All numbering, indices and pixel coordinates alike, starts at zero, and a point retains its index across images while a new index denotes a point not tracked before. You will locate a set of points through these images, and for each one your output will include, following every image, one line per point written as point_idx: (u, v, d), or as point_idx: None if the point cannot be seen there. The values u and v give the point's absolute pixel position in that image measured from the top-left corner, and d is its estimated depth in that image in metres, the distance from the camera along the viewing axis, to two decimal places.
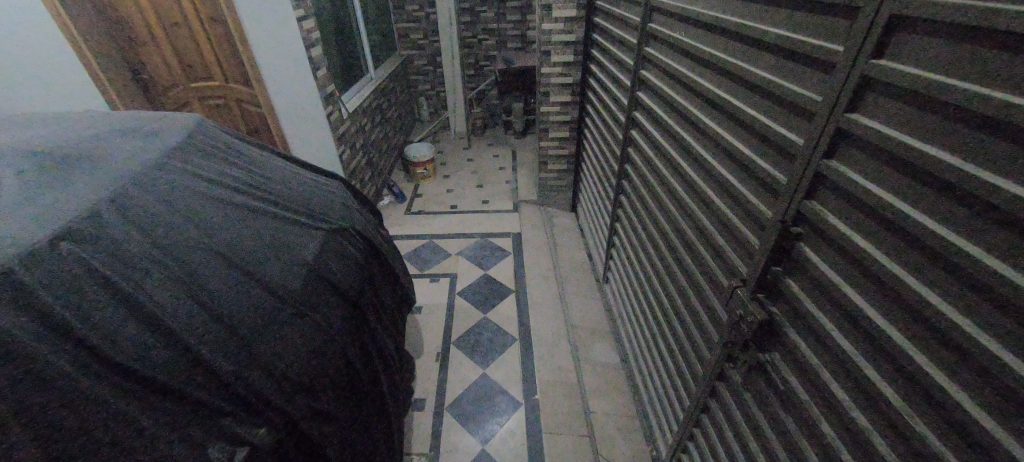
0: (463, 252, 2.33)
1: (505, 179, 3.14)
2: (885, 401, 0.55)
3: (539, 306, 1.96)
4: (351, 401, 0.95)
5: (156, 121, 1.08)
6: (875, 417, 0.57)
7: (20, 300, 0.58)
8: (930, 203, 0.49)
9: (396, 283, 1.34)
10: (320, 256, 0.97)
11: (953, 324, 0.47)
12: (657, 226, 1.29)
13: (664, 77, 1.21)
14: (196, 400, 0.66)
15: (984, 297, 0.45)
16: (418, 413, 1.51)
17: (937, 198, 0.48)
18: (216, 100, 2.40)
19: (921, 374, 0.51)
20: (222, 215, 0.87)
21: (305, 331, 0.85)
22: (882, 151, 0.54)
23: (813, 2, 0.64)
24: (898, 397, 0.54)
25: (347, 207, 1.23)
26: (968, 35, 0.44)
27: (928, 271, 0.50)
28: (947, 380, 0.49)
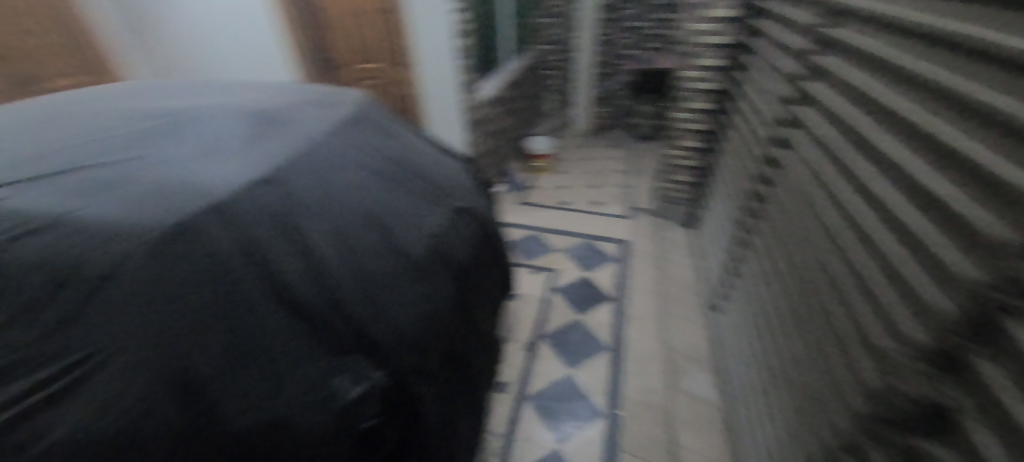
0: (567, 250, 2.33)
1: (621, 183, 3.04)
2: None
3: (637, 319, 1.87)
4: (450, 369, 1.00)
5: (331, 95, 1.27)
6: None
7: (227, 223, 0.74)
8: None
9: (499, 268, 1.39)
10: (442, 230, 1.05)
11: None
12: (798, 261, 1.13)
13: (841, 92, 1.04)
14: (330, 334, 0.77)
15: None
16: (500, 393, 1.57)
17: None
18: (372, 81, 2.65)
19: None
20: (371, 180, 0.99)
21: (423, 295, 0.92)
22: None
23: None
24: None
25: (468, 189, 1.31)
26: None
27: None
28: None
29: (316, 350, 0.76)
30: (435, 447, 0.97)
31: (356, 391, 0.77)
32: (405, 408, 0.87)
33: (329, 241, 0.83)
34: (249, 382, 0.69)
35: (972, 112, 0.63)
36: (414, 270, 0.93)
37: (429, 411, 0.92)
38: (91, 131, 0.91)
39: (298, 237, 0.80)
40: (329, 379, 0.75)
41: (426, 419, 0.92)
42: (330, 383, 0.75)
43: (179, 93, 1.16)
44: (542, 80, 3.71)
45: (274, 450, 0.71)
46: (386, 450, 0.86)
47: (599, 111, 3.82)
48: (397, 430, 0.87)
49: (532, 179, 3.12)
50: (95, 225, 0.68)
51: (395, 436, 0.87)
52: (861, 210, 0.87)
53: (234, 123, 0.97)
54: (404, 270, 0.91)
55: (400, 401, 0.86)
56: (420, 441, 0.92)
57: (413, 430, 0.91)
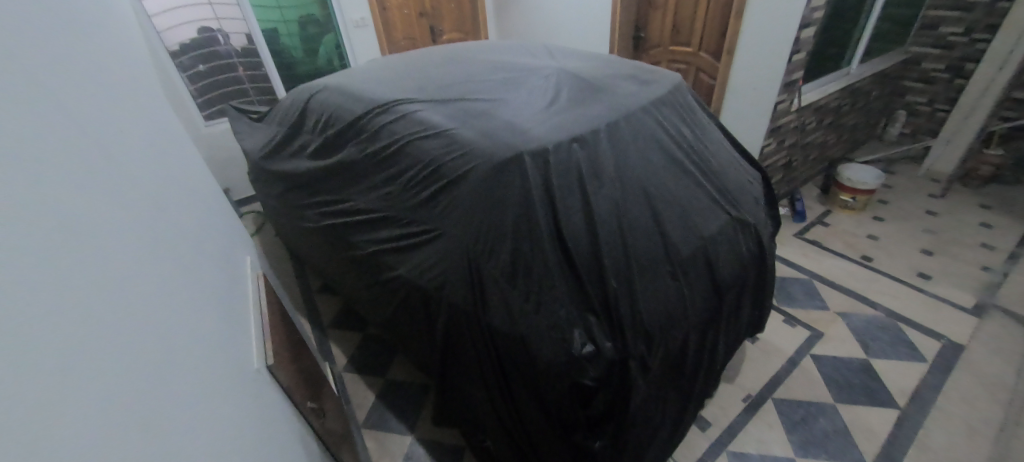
0: (849, 317, 1.78)
1: (983, 263, 2.05)
2: None
3: (935, 455, 1.30)
4: (669, 376, 0.95)
5: (648, 73, 1.28)
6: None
7: (544, 168, 0.87)
8: None
9: (756, 300, 1.19)
10: (715, 237, 0.95)
11: None
12: None
13: None
14: (582, 289, 0.84)
15: None
16: (696, 428, 1.40)
17: None
18: (678, 64, 2.55)
19: None
20: (664, 164, 0.98)
21: (674, 293, 0.89)
22: None
23: None
24: None
25: (758, 204, 1.13)
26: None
27: None
28: None
29: (569, 297, 0.83)
30: (627, 441, 0.95)
31: (585, 349, 0.82)
32: (618, 388, 0.87)
33: (610, 209, 0.87)
34: (515, 296, 0.84)
35: None
36: (675, 266, 0.89)
37: (637, 404, 0.89)
38: (476, 73, 1.21)
39: (588, 196, 0.87)
40: (568, 328, 0.83)
41: (632, 409, 0.90)
42: (569, 330, 0.83)
43: (532, 53, 1.40)
44: (899, 93, 2.89)
45: (512, 355, 0.87)
46: (589, 415, 0.89)
47: None
48: (604, 404, 0.88)
49: (829, 215, 2.46)
50: (464, 142, 0.93)
51: (600, 408, 0.89)
52: None
53: (567, 84, 1.12)
54: (664, 262, 0.88)
55: (617, 379, 0.86)
56: (617, 427, 0.92)
57: (616, 413, 0.90)
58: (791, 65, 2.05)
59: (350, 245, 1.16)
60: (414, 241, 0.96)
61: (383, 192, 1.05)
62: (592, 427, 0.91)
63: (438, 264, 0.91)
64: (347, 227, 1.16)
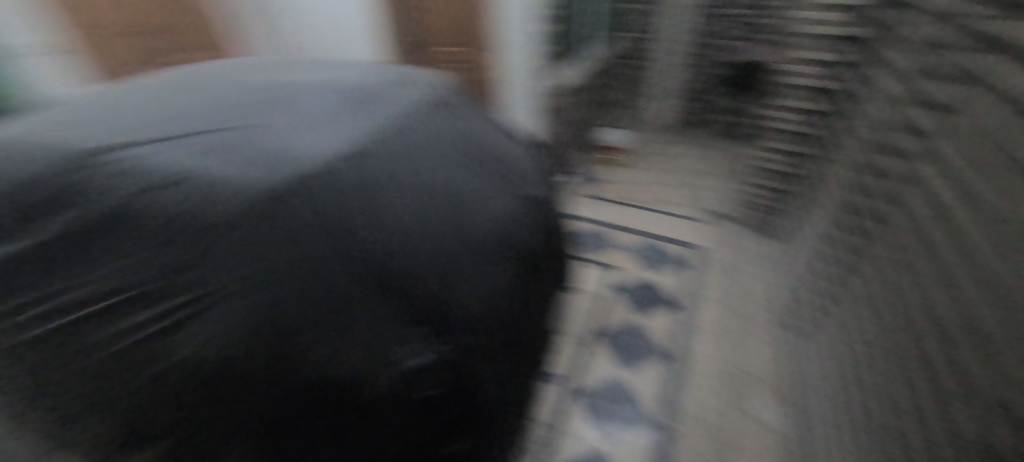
0: (632, 249, 2.24)
1: (697, 183, 2.84)
2: None
3: (701, 330, 1.77)
4: (507, 353, 1.02)
5: (413, 78, 1.31)
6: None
7: (322, 193, 0.79)
8: None
9: (558, 259, 1.38)
10: (507, 217, 1.05)
11: None
12: (926, 296, 0.96)
13: (1001, 103, 0.87)
14: (394, 307, 0.82)
15: None
16: (550, 385, 1.57)
17: None
18: (455, 63, 2.65)
19: None
20: (447, 162, 1.02)
21: (486, 279, 0.95)
22: None
23: None
24: None
25: (539, 181, 1.31)
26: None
27: None
28: None
29: (384, 319, 0.81)
30: (485, 427, 1.00)
31: (414, 364, 0.82)
32: (460, 385, 0.90)
33: (404, 220, 0.86)
34: (323, 341, 0.76)
35: None
36: (480, 255, 0.95)
37: (482, 390, 0.94)
38: (214, 100, 1.02)
39: (378, 212, 0.84)
40: (391, 350, 0.80)
41: (478, 398, 0.94)
42: (392, 351, 0.81)
43: (285, 70, 1.26)
44: None
45: (343, 400, 0.79)
46: (441, 421, 0.90)
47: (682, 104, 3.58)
48: (451, 405, 0.90)
49: (603, 173, 3.02)
50: (208, 184, 0.76)
51: (450, 410, 0.90)
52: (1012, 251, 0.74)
53: (331, 100, 1.05)
54: (470, 255, 0.93)
55: (457, 377, 0.88)
56: (472, 420, 0.95)
57: (467, 409, 0.93)
58: None
59: (72, 357, 0.83)
60: (173, 319, 0.75)
61: (100, 275, 0.77)
62: (447, 431, 0.92)
63: (216, 337, 0.74)
64: (58, 335, 0.82)
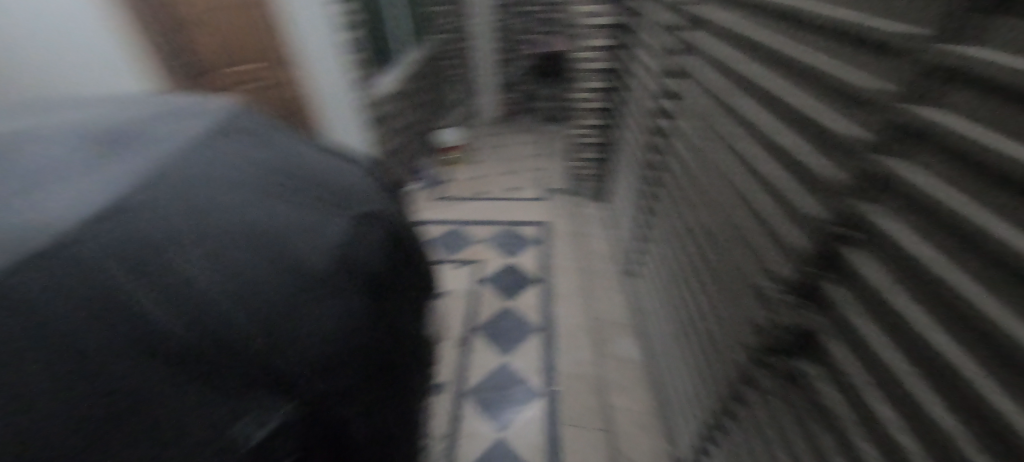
0: (490, 239, 2.33)
1: (533, 166, 3.08)
2: (932, 421, 0.50)
3: (563, 296, 1.95)
4: (374, 380, 0.97)
5: (192, 105, 1.10)
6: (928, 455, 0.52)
7: (76, 273, 0.63)
8: (1007, 208, 0.41)
9: (417, 267, 1.34)
10: (347, 239, 0.97)
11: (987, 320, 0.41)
12: (700, 223, 1.22)
13: (713, 67, 1.16)
14: (219, 378, 0.69)
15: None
16: (438, 395, 1.55)
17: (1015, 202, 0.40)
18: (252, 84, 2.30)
19: (955, 372, 0.46)
20: (254, 197, 0.90)
21: (331, 313, 0.86)
22: (959, 155, 0.47)
23: (872, 13, 0.61)
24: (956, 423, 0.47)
25: (378, 193, 1.24)
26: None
27: (995, 282, 0.42)
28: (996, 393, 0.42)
29: (208, 396, 0.67)
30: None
31: (261, 433, 0.71)
32: (325, 432, 0.83)
33: (207, 274, 0.73)
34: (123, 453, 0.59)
35: (810, 80, 0.76)
36: (322, 288, 0.86)
37: (353, 428, 0.89)
38: None
39: (165, 274, 0.69)
40: (227, 429, 0.68)
41: (350, 437, 0.89)
42: (230, 428, 0.68)
43: None
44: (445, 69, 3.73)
45: None
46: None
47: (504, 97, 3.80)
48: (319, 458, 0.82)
49: (447, 173, 3.04)
50: None
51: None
52: (741, 176, 0.99)
53: (68, 150, 0.82)
54: (308, 292, 0.83)
55: (319, 425, 0.82)
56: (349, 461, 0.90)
57: (339, 451, 0.87)
58: None
59: None
60: None
61: None
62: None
63: None
64: None
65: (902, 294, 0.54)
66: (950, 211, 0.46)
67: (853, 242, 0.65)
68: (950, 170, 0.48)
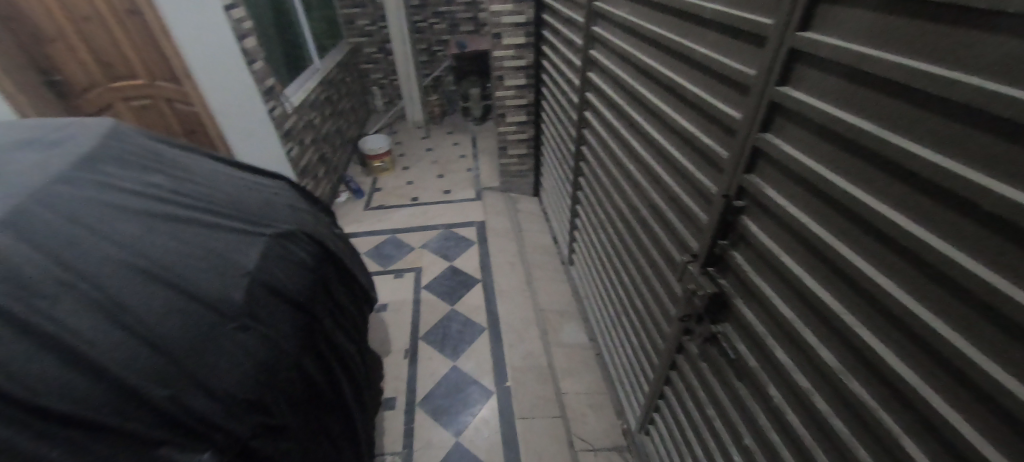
0: (428, 245, 2.28)
1: (466, 166, 3.06)
2: (825, 366, 0.58)
3: (506, 292, 1.98)
4: (311, 410, 0.89)
5: (56, 129, 0.95)
6: (820, 387, 0.61)
7: None
8: (866, 175, 0.49)
9: (350, 282, 1.28)
10: (262, 264, 0.91)
11: (863, 274, 0.49)
12: (623, 208, 1.30)
13: (617, 59, 1.22)
14: (119, 431, 0.59)
15: (890, 248, 0.47)
16: (389, 411, 1.50)
17: (870, 169, 0.48)
18: (139, 101, 2.01)
19: (836, 317, 0.54)
20: (144, 227, 0.80)
21: (252, 344, 0.79)
22: (819, 128, 0.55)
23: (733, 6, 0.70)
24: (841, 365, 0.56)
25: (295, 209, 1.17)
26: (920, 20, 0.41)
27: (863, 242, 0.50)
28: (875, 338, 0.50)
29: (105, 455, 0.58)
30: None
31: None
32: None
33: (89, 319, 0.64)
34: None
35: (697, 68, 0.83)
36: (238, 319, 0.79)
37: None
38: None
39: (32, 326, 0.60)
40: None
41: None
42: None
43: None
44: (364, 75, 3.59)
45: None
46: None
47: (430, 99, 3.68)
48: None
49: (377, 181, 2.93)
50: None
51: None
52: (651, 160, 1.07)
53: None
54: (220, 324, 0.76)
55: None
56: None
57: None
58: (256, 74, 2.02)
59: None
60: None
61: None
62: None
63: None
64: None
65: (792, 256, 0.63)
66: (825, 180, 0.53)
67: (748, 212, 0.73)
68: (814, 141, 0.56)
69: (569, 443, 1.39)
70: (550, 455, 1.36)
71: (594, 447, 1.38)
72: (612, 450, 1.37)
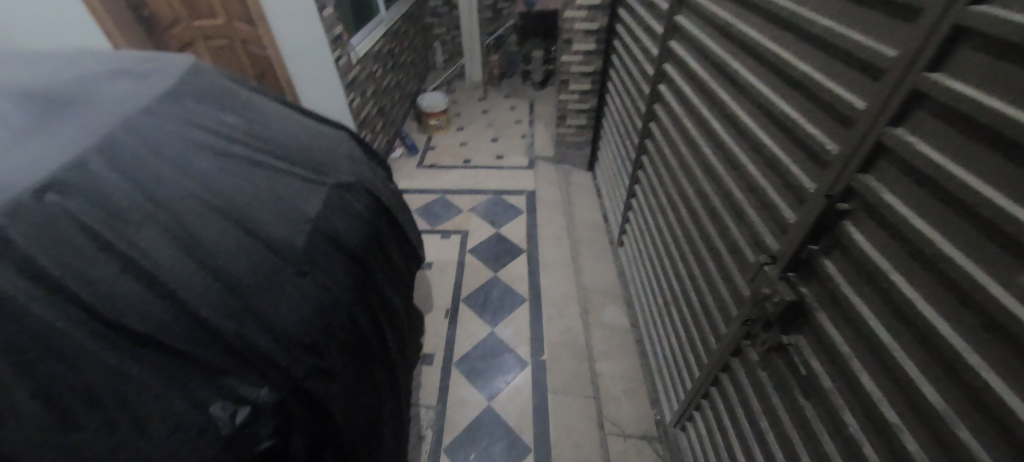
0: (476, 208, 2.27)
1: (520, 132, 2.98)
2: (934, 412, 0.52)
3: (550, 265, 1.95)
4: (358, 359, 0.91)
5: (144, 62, 0.99)
6: (916, 427, 0.55)
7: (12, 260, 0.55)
8: None
9: (400, 239, 1.29)
10: (322, 213, 0.92)
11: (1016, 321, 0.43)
12: (690, 196, 1.20)
13: (708, 27, 1.10)
14: (190, 356, 0.62)
15: None
16: (426, 366, 1.55)
17: None
18: (219, 41, 2.13)
19: (968, 369, 0.48)
20: (218, 165, 0.83)
21: (309, 290, 0.81)
22: (985, 132, 0.47)
23: None
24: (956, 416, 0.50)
25: (355, 161, 1.18)
26: None
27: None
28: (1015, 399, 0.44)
29: (176, 376, 0.61)
30: (360, 450, 0.87)
31: (241, 414, 0.64)
32: (312, 414, 0.76)
33: (169, 250, 0.67)
34: (79, 442, 0.52)
35: (817, 45, 0.71)
36: (297, 264, 0.82)
37: (341, 410, 0.82)
38: None
39: (117, 250, 0.63)
40: (203, 410, 0.61)
41: (340, 420, 0.82)
42: (203, 413, 0.61)
43: None
44: (428, 29, 3.58)
45: None
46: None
47: (490, 59, 3.57)
48: (309, 443, 0.75)
49: (431, 139, 2.93)
50: None
51: (305, 451, 0.73)
52: (734, 147, 0.96)
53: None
54: (282, 267, 0.79)
55: (305, 406, 0.75)
56: (336, 445, 0.81)
57: (326, 436, 0.79)
58: (325, 20, 2.02)
59: None
60: None
61: None
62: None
63: None
64: None
65: (910, 279, 0.55)
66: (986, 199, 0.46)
67: (853, 217, 0.64)
68: (964, 144, 0.50)
69: (598, 425, 1.38)
70: (579, 433, 1.36)
71: (624, 433, 1.37)
72: (642, 438, 1.36)
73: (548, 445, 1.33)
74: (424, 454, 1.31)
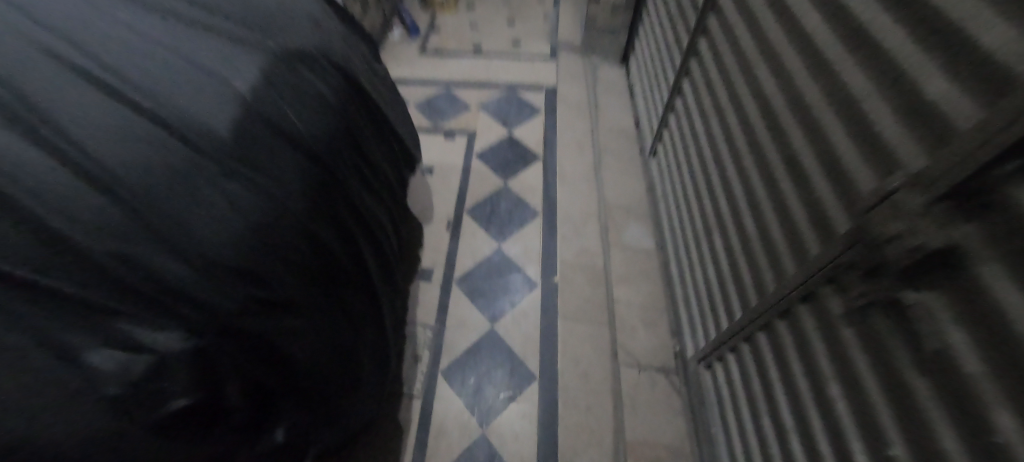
0: (485, 105, 1.94)
1: (542, 13, 2.48)
2: None
3: (568, 176, 1.69)
4: (326, 288, 0.72)
5: None
6: None
7: None
8: None
9: (384, 137, 1.04)
10: (260, 92, 0.68)
11: None
12: (770, 92, 0.89)
13: None
14: (47, 288, 0.42)
15: None
16: (424, 283, 1.39)
17: None
18: None
19: None
20: (94, 24, 0.60)
21: (243, 198, 0.60)
22: None
23: None
24: None
25: (322, 29, 0.90)
26: None
27: None
28: None
29: (24, 320, 0.41)
30: (328, 395, 0.73)
31: (138, 366, 0.46)
32: (257, 360, 0.60)
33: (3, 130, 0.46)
34: None
35: None
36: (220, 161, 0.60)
37: (297, 351, 0.65)
38: None
39: None
40: (75, 362, 0.43)
41: (298, 364, 0.66)
42: (79, 368, 0.43)
43: None
44: None
45: None
46: (248, 426, 0.59)
47: None
48: (253, 394, 0.60)
49: (435, 19, 2.46)
50: None
51: (242, 402, 0.58)
52: (875, 12, 0.64)
53: None
54: (199, 165, 0.57)
55: (248, 351, 0.58)
56: (289, 391, 0.65)
57: (275, 383, 0.63)
58: None
59: None
60: None
61: None
62: (266, 433, 0.62)
63: None
64: None
65: None
66: None
67: None
68: None
69: (611, 355, 1.26)
70: (589, 363, 1.24)
71: (638, 364, 1.24)
72: (658, 371, 1.24)
73: (554, 373, 1.22)
74: (419, 375, 1.21)
